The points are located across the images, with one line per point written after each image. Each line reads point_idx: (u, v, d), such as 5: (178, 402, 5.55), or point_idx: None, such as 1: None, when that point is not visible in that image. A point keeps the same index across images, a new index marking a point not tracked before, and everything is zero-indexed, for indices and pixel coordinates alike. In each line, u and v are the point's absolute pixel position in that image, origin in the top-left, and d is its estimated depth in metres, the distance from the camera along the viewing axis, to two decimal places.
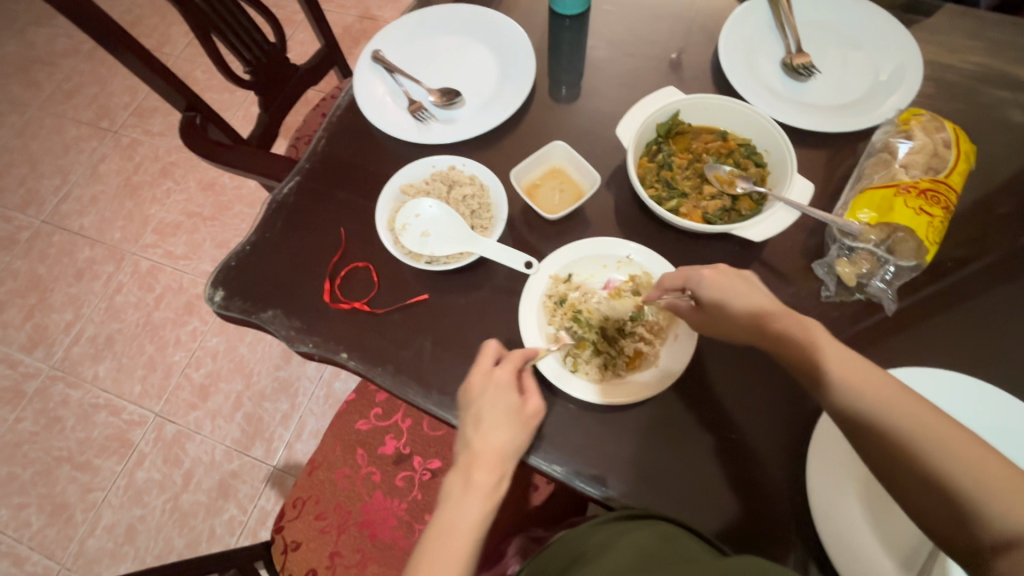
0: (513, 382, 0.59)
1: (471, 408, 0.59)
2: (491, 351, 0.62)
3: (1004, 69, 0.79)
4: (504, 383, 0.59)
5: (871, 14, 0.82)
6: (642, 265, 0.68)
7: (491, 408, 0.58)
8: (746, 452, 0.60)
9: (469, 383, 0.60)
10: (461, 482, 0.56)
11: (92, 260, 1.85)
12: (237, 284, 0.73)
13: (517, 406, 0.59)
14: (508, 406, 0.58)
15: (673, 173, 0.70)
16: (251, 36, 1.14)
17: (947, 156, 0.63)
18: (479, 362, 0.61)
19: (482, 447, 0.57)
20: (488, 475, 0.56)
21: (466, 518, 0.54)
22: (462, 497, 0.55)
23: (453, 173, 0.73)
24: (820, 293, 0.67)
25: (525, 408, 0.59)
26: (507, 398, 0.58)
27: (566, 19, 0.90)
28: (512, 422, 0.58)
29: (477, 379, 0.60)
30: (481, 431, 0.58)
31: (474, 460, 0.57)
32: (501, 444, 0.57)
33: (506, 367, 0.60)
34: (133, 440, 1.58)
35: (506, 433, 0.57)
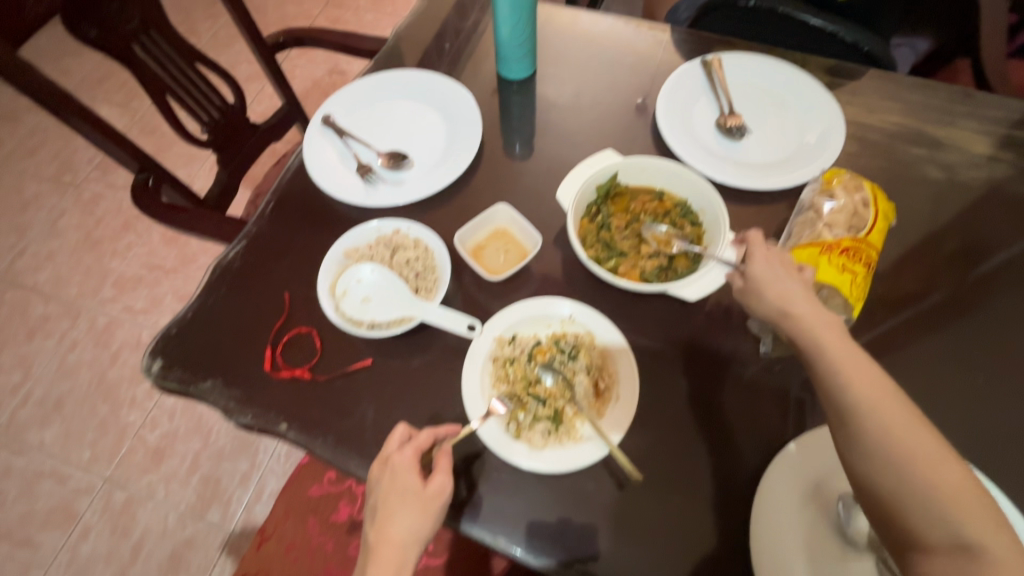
0: (412, 465, 0.58)
1: (375, 497, 0.58)
2: (398, 434, 0.60)
3: (919, 128, 0.85)
4: (403, 466, 0.57)
5: (793, 78, 0.88)
6: (584, 325, 0.68)
7: (386, 501, 0.57)
8: (705, 507, 0.59)
9: (371, 472, 0.59)
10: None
11: (45, 318, 1.79)
12: (177, 354, 0.71)
13: (416, 488, 0.57)
14: (408, 489, 0.57)
15: (612, 235, 0.73)
16: (208, 98, 1.15)
17: (866, 215, 0.66)
18: (383, 446, 0.60)
19: (378, 540, 0.56)
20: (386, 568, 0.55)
21: None
22: None
23: (398, 237, 0.74)
24: (758, 349, 0.68)
25: (424, 490, 0.57)
26: (404, 485, 0.57)
27: (514, 84, 0.94)
28: (408, 509, 0.56)
29: (377, 468, 0.59)
30: (381, 521, 0.57)
31: (371, 557, 0.56)
32: (399, 535, 0.56)
33: (405, 451, 0.58)
34: (79, 510, 1.49)
35: (405, 523, 0.56)
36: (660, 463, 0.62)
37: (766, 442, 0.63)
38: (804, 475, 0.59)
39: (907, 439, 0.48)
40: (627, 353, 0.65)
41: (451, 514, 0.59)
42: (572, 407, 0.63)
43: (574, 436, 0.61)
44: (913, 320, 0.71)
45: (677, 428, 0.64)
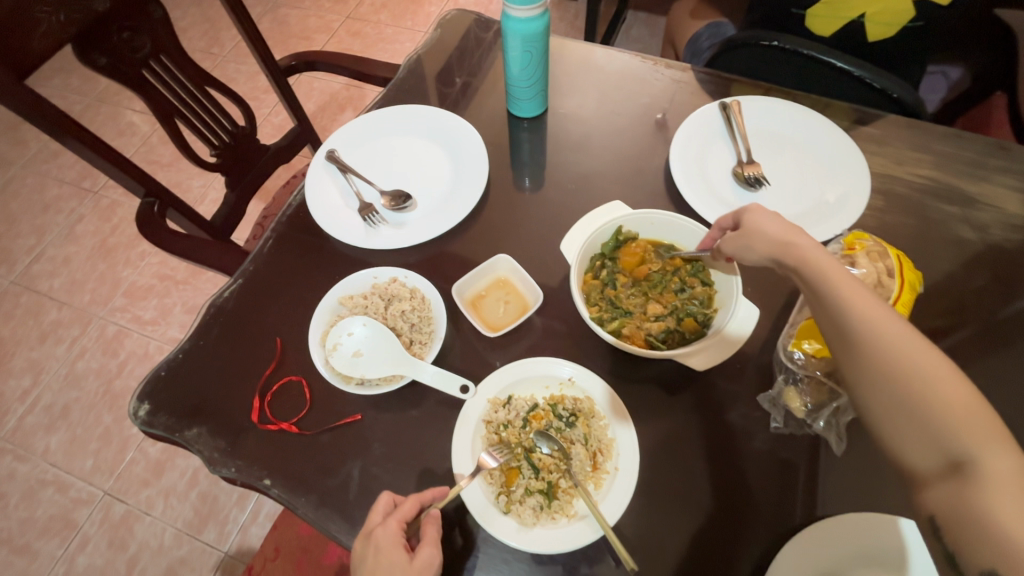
0: (397, 540, 0.54)
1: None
2: (382, 504, 0.57)
3: (951, 183, 0.80)
4: (385, 544, 0.53)
5: (816, 127, 0.84)
6: (583, 389, 0.65)
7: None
8: None
9: (353, 551, 0.55)
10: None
11: (57, 323, 1.81)
12: (165, 398, 0.70)
13: (402, 565, 0.53)
14: (393, 567, 0.53)
15: (617, 292, 0.69)
16: (219, 121, 1.15)
17: (891, 286, 0.62)
18: (366, 520, 0.56)
19: None
20: None
21: None
22: None
23: (394, 285, 0.71)
24: (768, 424, 0.64)
25: (411, 565, 0.53)
26: (389, 561, 0.53)
27: (525, 121, 0.92)
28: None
29: (357, 546, 0.55)
30: None
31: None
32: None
33: (388, 523, 0.55)
34: (78, 521, 1.49)
35: None
36: (657, 540, 0.58)
37: (773, 527, 0.59)
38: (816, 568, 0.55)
39: (915, 362, 0.49)
40: (627, 423, 0.62)
41: None
42: (566, 480, 0.60)
43: (567, 512, 0.58)
44: None
45: (679, 506, 0.60)
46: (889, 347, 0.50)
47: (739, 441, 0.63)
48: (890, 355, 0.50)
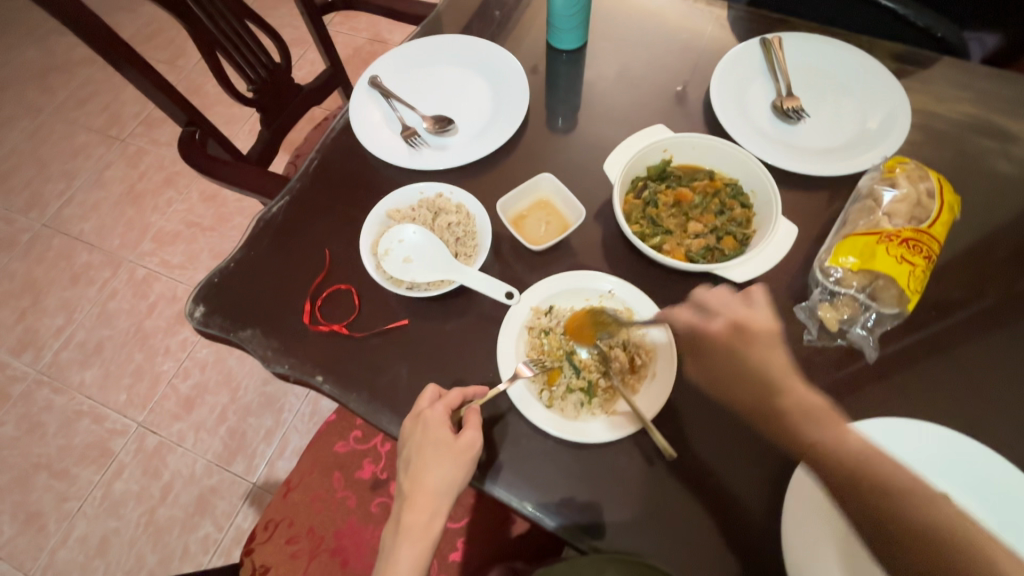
0: (444, 421, 0.59)
1: (406, 452, 0.61)
2: (430, 393, 0.62)
3: (992, 119, 0.80)
4: (433, 423, 0.59)
5: (856, 63, 0.85)
6: (625, 301, 0.68)
7: (418, 454, 0.60)
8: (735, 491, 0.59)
9: (403, 428, 0.61)
10: (397, 527, 0.62)
11: (88, 265, 1.85)
12: (220, 301, 0.73)
13: (447, 442, 0.58)
14: (438, 443, 0.58)
15: (659, 211, 0.72)
16: (256, 55, 1.16)
17: (930, 207, 0.64)
18: (415, 404, 0.61)
19: (414, 490, 0.60)
20: (420, 514, 0.60)
21: (399, 561, 0.59)
22: (395, 544, 0.61)
23: (440, 200, 0.75)
24: (802, 336, 0.67)
25: (454, 444, 0.58)
26: (435, 439, 0.58)
27: (565, 54, 0.92)
28: (438, 460, 0.59)
29: (406, 424, 0.60)
30: (415, 475, 0.60)
31: (407, 504, 0.61)
32: (430, 485, 0.59)
33: (436, 407, 0.60)
34: (113, 450, 1.56)
35: (436, 475, 0.59)
36: (684, 439, 0.61)
37: None
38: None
39: (898, 477, 0.52)
40: (666, 332, 0.65)
41: (484, 475, 0.60)
42: (605, 380, 0.64)
43: (606, 410, 0.62)
44: (969, 320, 0.68)
45: (718, 408, 0.63)
46: (890, 479, 0.52)
47: None
48: (891, 485, 0.51)
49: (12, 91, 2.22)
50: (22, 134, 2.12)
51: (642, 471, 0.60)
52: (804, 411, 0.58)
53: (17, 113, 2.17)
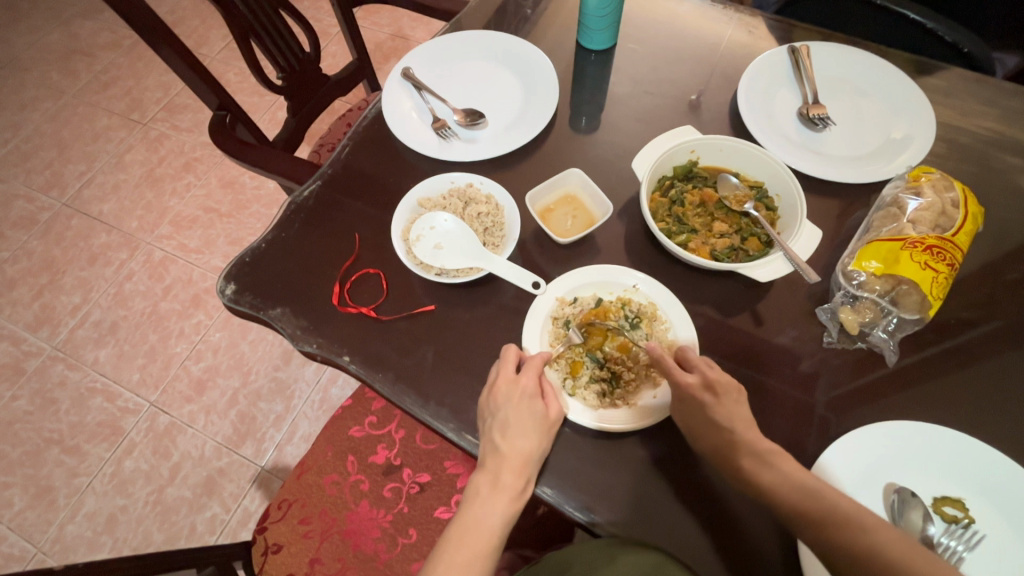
0: (537, 390, 0.63)
1: (498, 416, 0.61)
2: (512, 356, 0.64)
3: (1016, 135, 0.82)
4: (530, 392, 0.62)
5: (883, 74, 0.86)
6: (648, 296, 0.70)
7: (517, 415, 0.61)
8: None
9: (495, 389, 0.62)
10: (489, 482, 0.61)
11: (107, 245, 1.87)
12: (249, 280, 0.74)
13: (540, 414, 0.62)
14: (533, 414, 0.62)
15: (684, 210, 0.74)
16: (287, 44, 1.18)
17: (954, 216, 0.65)
18: (503, 368, 0.63)
19: (509, 452, 0.60)
20: (515, 478, 0.60)
21: (493, 517, 0.60)
22: (489, 502, 0.61)
23: (470, 190, 0.77)
24: (822, 338, 0.69)
25: (547, 415, 0.62)
26: (532, 408, 0.62)
27: (593, 54, 0.94)
28: (534, 430, 0.61)
29: (502, 386, 0.62)
30: (508, 437, 0.60)
31: (503, 465, 0.60)
32: (527, 452, 0.60)
33: (528, 375, 0.63)
34: (124, 428, 1.58)
35: (533, 441, 0.61)
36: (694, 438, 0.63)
37: (813, 430, 0.64)
38: (849, 473, 0.58)
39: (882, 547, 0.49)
40: (689, 330, 0.67)
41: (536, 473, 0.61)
42: (629, 372, 0.65)
43: (627, 401, 0.64)
44: (986, 330, 0.70)
45: None
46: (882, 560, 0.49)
47: (790, 357, 0.68)
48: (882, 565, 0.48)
49: (38, 72, 2.25)
50: (46, 114, 2.15)
51: (651, 465, 0.62)
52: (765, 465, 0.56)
53: (42, 94, 2.20)
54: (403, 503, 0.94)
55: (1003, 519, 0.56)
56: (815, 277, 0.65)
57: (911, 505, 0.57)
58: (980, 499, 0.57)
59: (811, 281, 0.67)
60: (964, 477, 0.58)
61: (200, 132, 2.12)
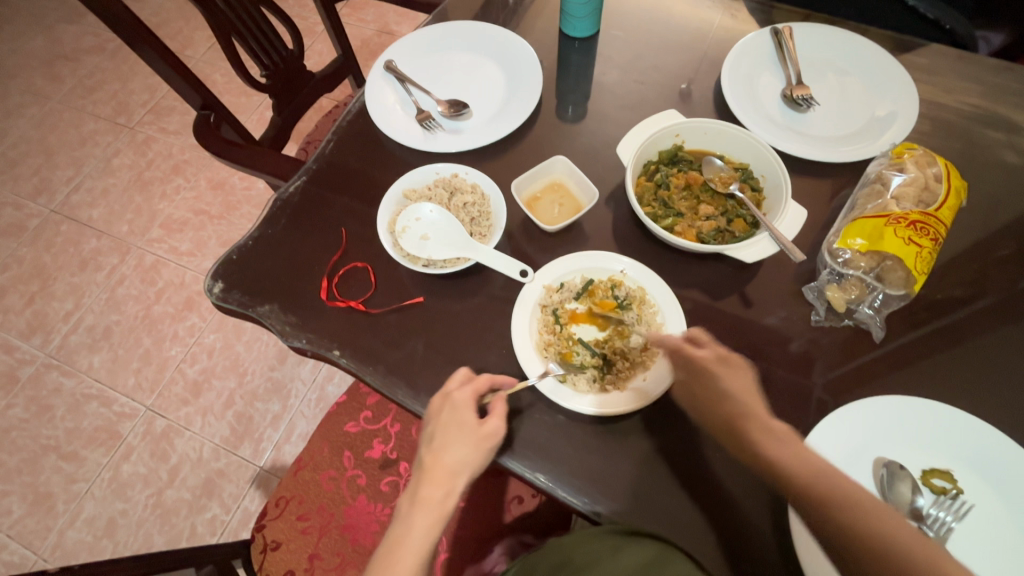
0: (470, 402, 0.61)
1: (427, 430, 0.62)
2: (460, 375, 0.64)
3: (997, 110, 0.82)
4: (461, 404, 0.61)
5: (867, 53, 0.86)
6: (637, 281, 0.70)
7: (442, 430, 0.60)
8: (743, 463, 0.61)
9: (431, 405, 0.63)
10: (411, 499, 0.60)
11: (97, 251, 1.86)
12: (237, 277, 0.74)
13: (472, 426, 0.60)
14: (462, 425, 0.60)
15: (670, 194, 0.74)
16: (270, 41, 1.16)
17: (937, 191, 0.66)
18: (444, 385, 0.63)
19: (432, 465, 0.60)
20: (435, 489, 0.59)
21: (412, 531, 0.57)
22: (409, 515, 0.58)
23: (456, 180, 0.77)
24: (810, 317, 0.69)
25: (482, 430, 0.60)
26: (461, 420, 0.60)
27: (577, 42, 0.94)
28: (463, 440, 0.59)
29: (435, 402, 0.62)
30: (433, 450, 0.60)
31: (427, 479, 0.60)
32: (453, 463, 0.59)
33: (463, 389, 0.62)
34: (122, 433, 1.58)
35: (460, 453, 0.59)
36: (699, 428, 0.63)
37: (802, 409, 0.64)
38: (840, 449, 0.59)
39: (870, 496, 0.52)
40: (678, 314, 0.67)
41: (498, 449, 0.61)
42: (622, 359, 0.66)
43: (620, 387, 0.64)
44: (972, 304, 0.70)
45: None
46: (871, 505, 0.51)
47: (780, 340, 0.68)
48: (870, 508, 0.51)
49: (21, 79, 2.23)
50: (31, 121, 2.13)
51: (650, 449, 0.62)
52: (754, 452, 0.56)
53: (26, 100, 2.18)
54: (400, 496, 0.94)
55: (992, 489, 0.57)
56: (800, 256, 0.66)
57: (901, 478, 0.58)
58: (967, 468, 0.58)
59: (797, 261, 0.67)
60: (952, 445, 0.59)
61: (188, 134, 2.11)
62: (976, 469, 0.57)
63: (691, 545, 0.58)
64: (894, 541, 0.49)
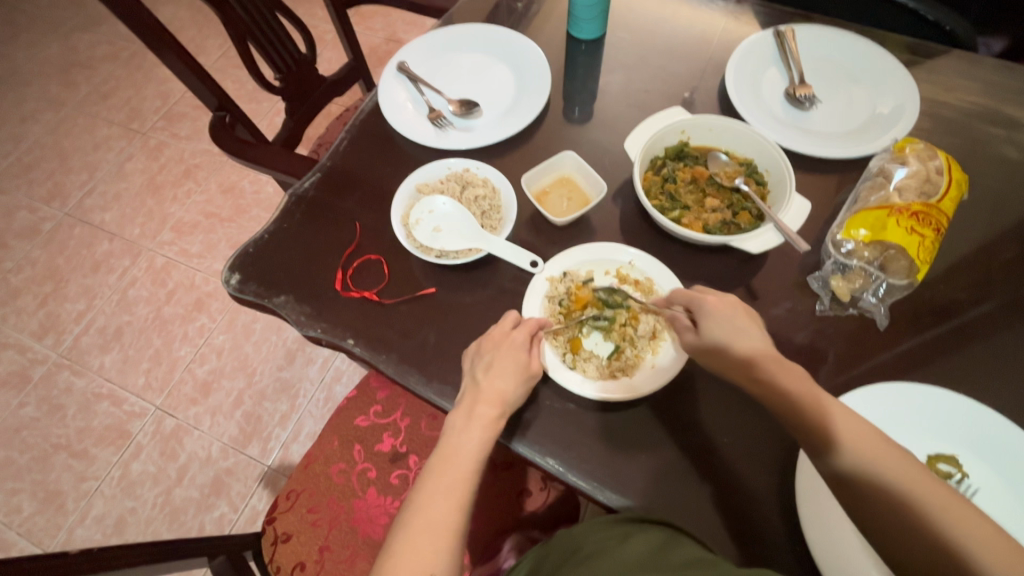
0: (528, 341, 0.64)
1: (484, 357, 0.63)
2: (512, 317, 0.66)
3: (997, 107, 0.84)
4: (519, 342, 0.63)
5: (868, 53, 0.88)
6: (644, 271, 0.71)
7: (503, 357, 0.62)
8: (750, 451, 0.62)
9: (488, 338, 0.64)
10: (463, 416, 0.62)
11: (109, 253, 1.89)
12: (254, 270, 0.76)
13: (523, 364, 0.63)
14: (518, 360, 0.62)
15: (676, 187, 0.76)
16: (284, 45, 1.20)
17: (939, 182, 0.67)
18: (499, 324, 0.65)
19: (487, 387, 0.61)
20: (490, 408, 0.60)
21: (468, 443, 0.60)
22: (464, 428, 0.61)
23: (468, 175, 0.80)
24: (815, 307, 0.71)
25: (531, 366, 0.63)
26: (518, 355, 0.63)
27: (583, 44, 0.96)
28: (517, 373, 0.62)
29: (495, 334, 0.64)
30: (490, 375, 0.61)
31: (479, 398, 0.61)
32: (504, 389, 0.61)
33: (520, 329, 0.65)
34: (131, 432, 1.59)
35: (511, 383, 0.61)
36: (706, 417, 0.64)
37: None
38: None
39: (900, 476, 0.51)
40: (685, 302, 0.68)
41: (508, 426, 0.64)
42: (630, 347, 0.68)
43: (627, 374, 0.65)
44: (972, 294, 0.72)
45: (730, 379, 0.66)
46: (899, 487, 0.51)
47: (785, 330, 0.69)
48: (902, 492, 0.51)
49: (37, 86, 2.27)
50: (46, 127, 2.17)
51: (659, 436, 0.63)
52: None
53: (42, 107, 2.22)
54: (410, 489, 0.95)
55: (997, 473, 0.57)
56: (806, 245, 0.67)
57: None
58: (972, 454, 0.59)
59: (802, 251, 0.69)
60: (957, 430, 0.60)
61: (199, 139, 2.14)
62: (980, 454, 0.58)
63: (700, 531, 0.59)
64: (944, 527, 0.48)
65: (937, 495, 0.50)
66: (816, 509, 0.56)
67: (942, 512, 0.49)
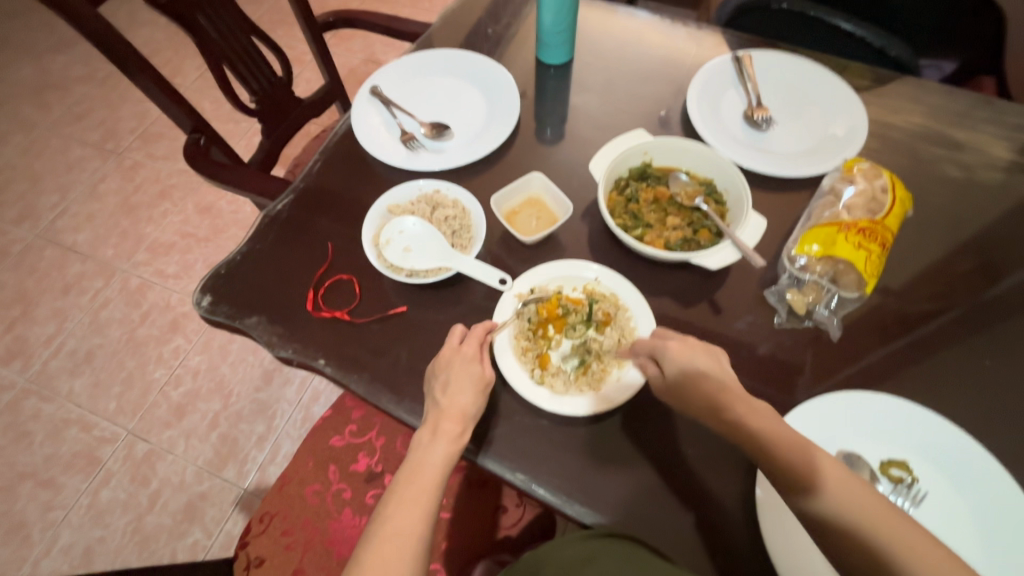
0: (478, 355, 0.66)
1: (440, 376, 0.64)
2: (457, 332, 0.68)
3: (940, 128, 0.89)
4: (470, 357, 0.65)
5: (820, 77, 0.93)
6: (610, 287, 0.74)
7: (456, 374, 0.63)
8: (721, 462, 0.64)
9: (439, 357, 0.66)
10: (429, 432, 0.62)
11: (81, 275, 1.86)
12: (226, 291, 0.76)
13: (478, 376, 0.64)
14: (472, 374, 0.64)
15: (640, 207, 0.79)
16: (260, 68, 1.21)
17: (884, 200, 0.71)
18: (447, 341, 0.67)
19: (448, 405, 0.62)
20: (454, 424, 0.62)
21: (433, 458, 0.61)
22: (429, 445, 0.62)
23: (438, 196, 0.82)
24: (773, 320, 0.73)
25: (485, 377, 0.64)
26: (471, 370, 0.64)
27: (552, 68, 0.99)
28: (473, 385, 0.63)
29: (445, 353, 0.65)
30: (448, 393, 0.63)
31: (442, 415, 0.62)
32: (465, 404, 0.62)
33: (470, 344, 0.66)
34: (101, 458, 1.55)
35: (468, 397, 0.63)
36: (677, 430, 0.66)
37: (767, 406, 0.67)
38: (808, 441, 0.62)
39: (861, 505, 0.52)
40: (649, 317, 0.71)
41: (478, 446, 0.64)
42: (596, 361, 0.69)
43: (594, 387, 0.67)
44: (920, 304, 0.75)
45: None
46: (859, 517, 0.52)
47: (747, 343, 0.72)
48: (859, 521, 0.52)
49: (9, 107, 2.25)
50: (18, 148, 2.14)
51: (630, 449, 0.65)
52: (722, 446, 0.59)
53: (14, 128, 2.20)
54: None
55: (946, 477, 0.60)
56: (762, 261, 0.71)
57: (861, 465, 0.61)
58: (922, 459, 0.61)
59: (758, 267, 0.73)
60: (909, 436, 0.62)
61: (176, 159, 2.13)
62: (931, 459, 0.61)
63: (668, 545, 0.60)
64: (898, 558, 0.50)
65: (896, 527, 0.51)
66: (778, 522, 0.58)
67: (901, 541, 0.51)
